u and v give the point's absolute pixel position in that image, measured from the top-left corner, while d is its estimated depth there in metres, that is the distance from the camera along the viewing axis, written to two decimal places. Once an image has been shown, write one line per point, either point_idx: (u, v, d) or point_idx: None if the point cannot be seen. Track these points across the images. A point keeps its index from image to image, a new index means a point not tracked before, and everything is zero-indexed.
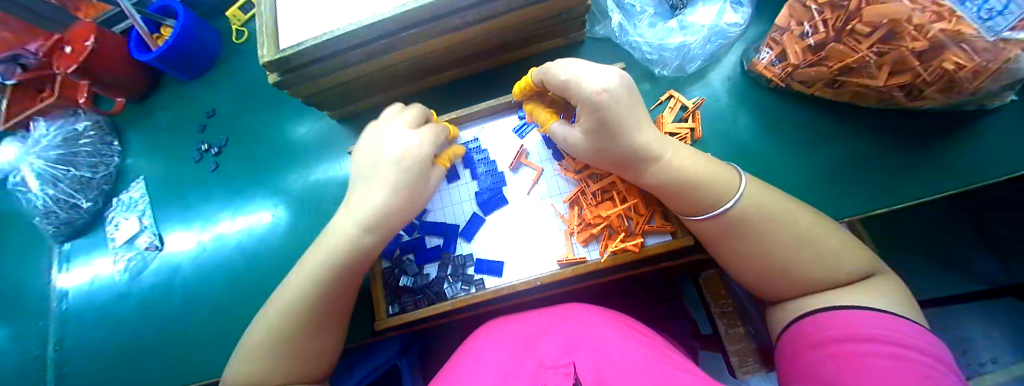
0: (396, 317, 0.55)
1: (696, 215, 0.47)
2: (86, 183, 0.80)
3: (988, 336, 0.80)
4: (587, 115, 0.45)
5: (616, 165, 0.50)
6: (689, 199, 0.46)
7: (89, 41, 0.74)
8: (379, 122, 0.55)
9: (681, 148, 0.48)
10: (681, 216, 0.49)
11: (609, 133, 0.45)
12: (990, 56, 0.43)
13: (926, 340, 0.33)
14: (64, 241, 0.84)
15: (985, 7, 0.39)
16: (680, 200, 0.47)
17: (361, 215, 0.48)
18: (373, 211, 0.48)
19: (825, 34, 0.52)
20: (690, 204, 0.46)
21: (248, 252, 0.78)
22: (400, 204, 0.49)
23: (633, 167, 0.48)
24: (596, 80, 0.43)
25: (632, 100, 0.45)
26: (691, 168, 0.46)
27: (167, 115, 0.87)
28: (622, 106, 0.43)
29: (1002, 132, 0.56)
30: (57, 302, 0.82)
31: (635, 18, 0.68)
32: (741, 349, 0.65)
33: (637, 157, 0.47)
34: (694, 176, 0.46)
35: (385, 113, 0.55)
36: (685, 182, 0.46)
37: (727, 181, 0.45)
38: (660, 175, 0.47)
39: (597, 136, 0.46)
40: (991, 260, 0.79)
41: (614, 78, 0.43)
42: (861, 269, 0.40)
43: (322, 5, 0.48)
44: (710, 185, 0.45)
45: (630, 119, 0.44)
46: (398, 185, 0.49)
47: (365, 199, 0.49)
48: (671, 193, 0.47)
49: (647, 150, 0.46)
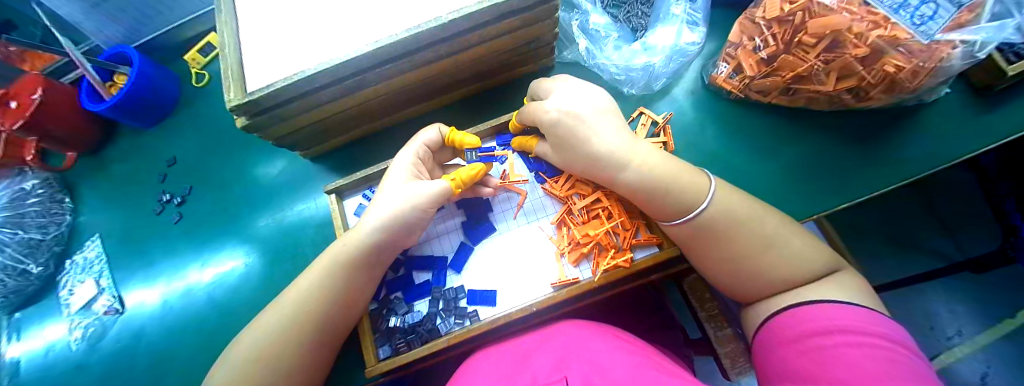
0: (389, 361, 0.52)
1: (676, 219, 0.46)
2: (36, 246, 0.73)
3: (951, 310, 0.88)
4: (551, 132, 0.51)
5: (592, 177, 0.52)
6: (672, 200, 0.46)
7: (38, 94, 0.70)
8: (409, 144, 0.56)
9: (655, 156, 0.48)
10: (667, 220, 0.47)
11: (571, 143, 0.49)
12: (926, 56, 0.47)
13: (883, 325, 0.34)
14: (12, 311, 0.76)
15: (918, 13, 0.43)
16: (659, 208, 0.47)
17: (367, 218, 0.49)
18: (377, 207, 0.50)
19: (776, 47, 0.57)
20: (671, 207, 0.46)
21: (220, 308, 0.73)
22: (398, 203, 0.49)
23: (603, 175, 0.50)
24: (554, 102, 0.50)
25: (595, 112, 0.50)
26: (660, 173, 0.46)
27: (125, 166, 0.83)
28: (578, 122, 0.49)
29: (941, 122, 0.61)
30: (8, 377, 0.74)
31: (601, 42, 0.71)
32: (732, 350, 0.60)
33: (604, 165, 0.48)
34: (663, 180, 0.46)
35: (421, 134, 0.57)
36: (653, 187, 0.46)
37: (698, 181, 0.46)
38: (632, 182, 0.47)
39: (562, 149, 0.51)
40: (945, 238, 0.86)
41: (574, 99, 0.50)
42: (830, 265, 0.42)
43: (291, 47, 0.47)
44: (683, 189, 0.46)
45: (588, 128, 0.48)
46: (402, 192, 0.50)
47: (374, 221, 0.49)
48: (647, 201, 0.47)
49: (612, 157, 0.47)
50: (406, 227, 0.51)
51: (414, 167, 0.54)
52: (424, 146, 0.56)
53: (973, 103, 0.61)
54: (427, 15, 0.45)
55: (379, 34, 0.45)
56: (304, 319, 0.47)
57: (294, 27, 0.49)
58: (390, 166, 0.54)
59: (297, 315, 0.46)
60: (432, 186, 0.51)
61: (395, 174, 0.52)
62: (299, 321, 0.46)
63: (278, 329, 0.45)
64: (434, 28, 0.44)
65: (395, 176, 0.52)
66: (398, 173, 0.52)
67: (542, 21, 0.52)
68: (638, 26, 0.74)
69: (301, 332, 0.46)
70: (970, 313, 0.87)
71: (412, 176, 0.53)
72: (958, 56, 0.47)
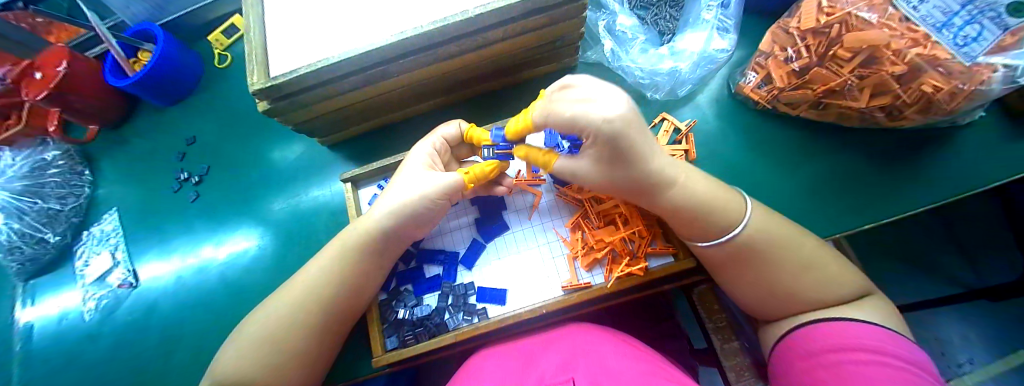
0: (395, 353, 0.53)
1: (707, 241, 0.45)
2: (54, 216, 0.75)
3: (964, 337, 0.86)
4: (599, 148, 0.39)
5: (629, 192, 0.46)
6: (713, 220, 0.43)
7: (62, 66, 0.70)
8: (430, 136, 0.56)
9: (690, 170, 0.46)
10: (704, 241, 0.45)
11: (624, 162, 0.40)
12: (965, 78, 0.44)
13: (907, 348, 0.34)
14: (28, 278, 0.78)
15: (961, 34, 0.41)
16: (696, 227, 0.44)
17: (381, 203, 0.50)
18: (389, 192, 0.50)
19: (808, 59, 0.55)
20: (712, 226, 0.43)
21: (232, 287, 0.74)
22: (407, 193, 0.49)
23: (646, 194, 0.45)
24: (610, 106, 0.34)
25: (647, 120, 0.40)
26: (702, 190, 0.44)
27: (144, 142, 0.84)
28: (638, 135, 0.37)
29: (973, 146, 0.59)
30: (21, 342, 0.76)
31: (627, 44, 0.70)
32: (737, 364, 0.57)
33: (650, 184, 0.43)
34: (708, 199, 0.43)
35: (443, 128, 0.56)
36: (698, 207, 0.43)
37: (735, 203, 0.44)
38: (676, 202, 0.44)
39: (609, 165, 0.42)
40: (963, 264, 0.84)
41: (626, 100, 0.36)
42: (857, 288, 0.41)
43: (318, 33, 0.47)
44: (722, 209, 0.43)
45: (646, 145, 0.40)
46: (419, 183, 0.49)
47: (376, 210, 0.50)
48: (688, 219, 0.44)
49: (662, 175, 0.42)
50: (417, 219, 0.50)
51: (430, 157, 0.54)
52: (442, 139, 0.56)
53: (1006, 129, 0.59)
54: (457, 8, 0.45)
55: (406, 25, 0.45)
56: (314, 306, 0.47)
57: (320, 14, 0.48)
58: (409, 156, 0.54)
59: (308, 303, 0.47)
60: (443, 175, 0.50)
61: (409, 163, 0.52)
62: (309, 307, 0.47)
63: (288, 314, 0.46)
64: (461, 22, 0.43)
65: (409, 166, 0.52)
66: (415, 164, 0.52)
67: (570, 19, 0.52)
68: (665, 30, 0.72)
69: (311, 318, 0.47)
70: (986, 342, 0.85)
71: (427, 166, 0.52)
72: (998, 80, 0.44)
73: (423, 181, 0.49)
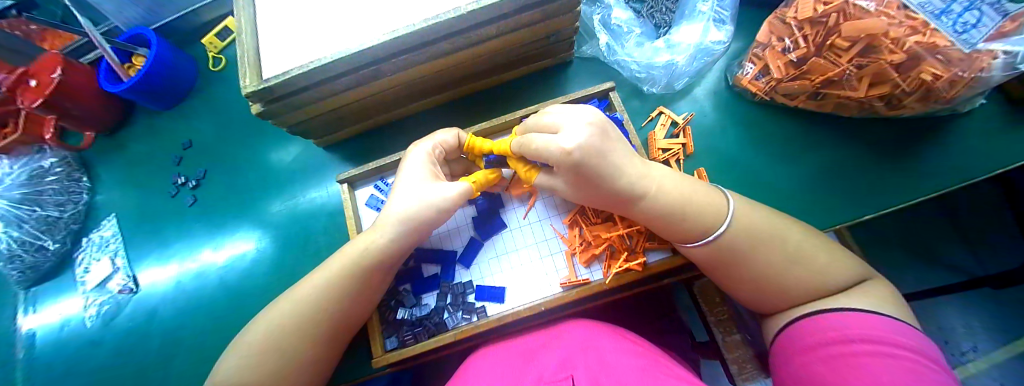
0: (395, 353, 0.53)
1: (688, 243, 0.46)
2: (53, 223, 0.75)
3: (969, 326, 0.85)
4: (565, 172, 0.44)
5: (607, 207, 0.49)
6: (687, 226, 0.44)
7: (57, 73, 0.70)
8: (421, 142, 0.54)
9: (671, 179, 0.47)
10: (681, 242, 0.46)
11: (591, 182, 0.44)
12: (965, 65, 0.44)
13: (906, 335, 0.34)
14: (29, 286, 0.78)
15: (960, 20, 0.40)
16: (672, 231, 0.46)
17: (387, 217, 0.49)
18: (399, 205, 0.49)
19: (806, 50, 0.55)
20: (684, 230, 0.45)
21: (231, 290, 0.74)
22: (422, 206, 0.49)
23: (621, 206, 0.47)
24: (566, 139, 0.42)
25: (610, 145, 0.44)
26: (678, 197, 0.45)
27: (141, 147, 0.84)
28: (599, 159, 0.42)
29: (975, 133, 0.58)
30: (24, 350, 0.76)
31: (622, 39, 0.70)
32: (739, 356, 0.64)
33: (622, 199, 0.46)
34: (682, 204, 0.44)
35: (438, 135, 0.54)
36: (674, 215, 0.44)
37: (716, 203, 0.44)
38: (650, 212, 0.45)
39: (581, 186, 0.45)
40: (966, 253, 0.84)
41: (581, 131, 0.42)
42: (855, 275, 0.41)
43: (310, 32, 0.47)
44: (699, 215, 0.44)
45: (611, 165, 0.43)
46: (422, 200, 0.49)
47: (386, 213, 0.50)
48: (663, 227, 0.46)
49: (634, 188, 0.45)
50: (422, 223, 0.50)
51: (432, 168, 0.52)
52: (439, 147, 0.53)
53: (1007, 116, 0.58)
54: (449, 4, 0.44)
55: (398, 23, 0.44)
56: (313, 311, 0.46)
57: (310, 13, 0.48)
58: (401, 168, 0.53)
59: (306, 306, 0.46)
60: (454, 187, 0.50)
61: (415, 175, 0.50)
62: (309, 310, 0.46)
63: (286, 318, 0.46)
64: (454, 18, 0.42)
65: (409, 180, 0.50)
66: (415, 173, 0.50)
67: (564, 14, 0.51)
68: (661, 23, 0.72)
69: (310, 321, 0.46)
70: (989, 330, 0.84)
71: (432, 178, 0.51)
72: (998, 67, 0.43)
73: (425, 204, 0.49)
